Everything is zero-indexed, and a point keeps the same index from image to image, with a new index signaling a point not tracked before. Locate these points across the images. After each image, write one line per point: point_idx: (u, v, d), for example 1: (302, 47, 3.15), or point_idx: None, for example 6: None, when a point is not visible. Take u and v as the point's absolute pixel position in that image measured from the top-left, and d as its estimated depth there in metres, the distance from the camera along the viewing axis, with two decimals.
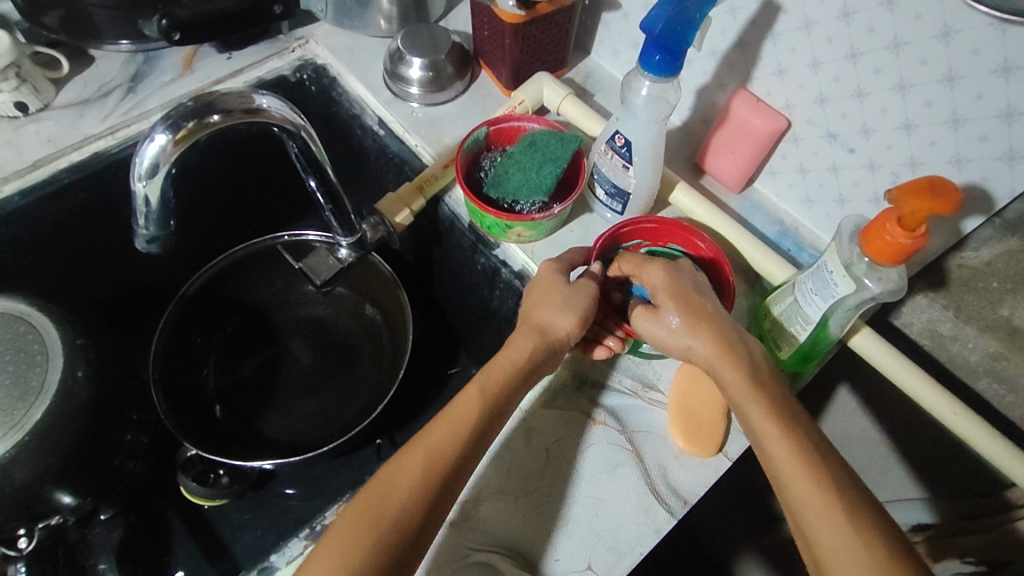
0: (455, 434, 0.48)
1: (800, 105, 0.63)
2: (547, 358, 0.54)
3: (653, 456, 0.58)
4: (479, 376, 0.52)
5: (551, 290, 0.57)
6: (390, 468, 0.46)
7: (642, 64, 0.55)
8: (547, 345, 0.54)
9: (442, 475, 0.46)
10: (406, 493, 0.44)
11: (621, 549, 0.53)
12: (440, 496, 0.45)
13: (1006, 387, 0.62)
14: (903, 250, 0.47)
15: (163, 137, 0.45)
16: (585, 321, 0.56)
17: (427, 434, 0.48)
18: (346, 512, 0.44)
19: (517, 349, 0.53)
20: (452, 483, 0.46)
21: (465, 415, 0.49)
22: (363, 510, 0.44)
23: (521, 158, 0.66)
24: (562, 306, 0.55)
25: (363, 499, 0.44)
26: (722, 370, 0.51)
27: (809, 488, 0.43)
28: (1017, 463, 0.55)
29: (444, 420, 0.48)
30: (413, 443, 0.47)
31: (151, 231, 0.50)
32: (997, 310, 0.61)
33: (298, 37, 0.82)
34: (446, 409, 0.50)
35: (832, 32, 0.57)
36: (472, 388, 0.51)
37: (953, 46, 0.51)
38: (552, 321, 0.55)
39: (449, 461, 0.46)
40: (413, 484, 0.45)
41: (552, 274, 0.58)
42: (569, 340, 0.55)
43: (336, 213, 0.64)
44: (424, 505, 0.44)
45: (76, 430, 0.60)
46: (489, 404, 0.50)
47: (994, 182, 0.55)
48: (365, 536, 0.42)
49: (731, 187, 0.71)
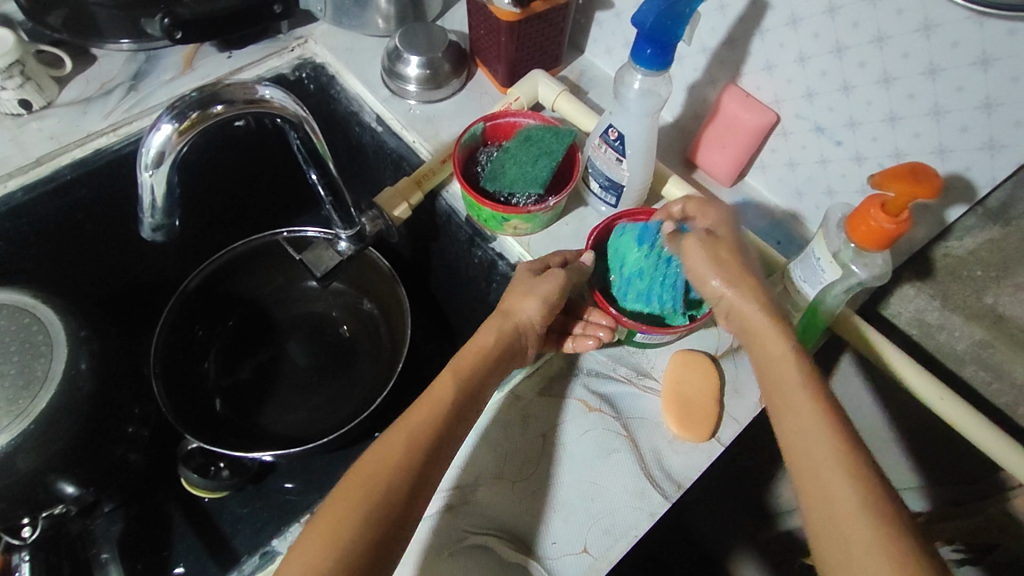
0: (430, 416, 0.49)
1: (788, 99, 0.64)
2: (511, 344, 0.56)
3: (648, 441, 0.59)
4: (452, 363, 0.54)
5: (519, 282, 0.59)
6: (375, 451, 0.47)
7: (634, 58, 0.57)
8: (512, 330, 0.57)
9: (422, 450, 0.47)
10: (391, 469, 0.46)
11: (616, 531, 0.54)
12: (425, 476, 0.47)
13: (991, 373, 0.64)
14: (887, 235, 0.49)
15: (168, 126, 0.46)
16: (551, 305, 0.57)
17: (403, 420, 0.49)
18: (335, 494, 0.45)
19: (484, 336, 0.56)
20: (433, 459, 0.48)
21: (439, 396, 0.51)
22: (353, 487, 0.45)
23: (517, 152, 0.67)
24: (527, 292, 0.58)
25: (350, 478, 0.46)
26: (755, 327, 0.51)
27: (831, 450, 0.43)
28: (1002, 445, 0.56)
29: (420, 405, 0.50)
30: (392, 427, 0.49)
31: (157, 219, 0.52)
32: (982, 298, 0.63)
33: (297, 36, 0.83)
34: (422, 395, 0.51)
35: (818, 28, 0.58)
36: (466, 371, 0.52)
37: (934, 38, 0.52)
38: (517, 307, 0.57)
39: (428, 438, 0.48)
40: (399, 458, 0.46)
41: (522, 272, 0.61)
42: (535, 326, 0.57)
43: (336, 206, 0.66)
44: (410, 483, 0.46)
45: (79, 419, 0.61)
46: (461, 387, 0.52)
47: (976, 171, 0.57)
48: (352, 513, 0.43)
49: (723, 181, 0.73)
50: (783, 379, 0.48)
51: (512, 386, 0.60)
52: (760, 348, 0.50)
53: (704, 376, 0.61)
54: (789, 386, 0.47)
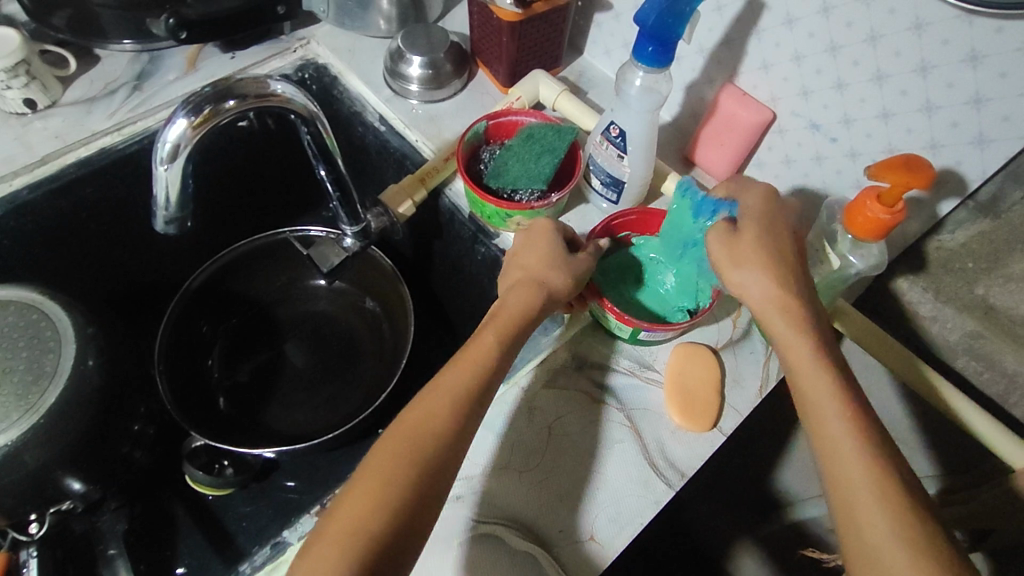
0: (475, 363, 0.51)
1: (784, 97, 0.66)
2: (541, 308, 0.57)
3: (652, 432, 0.60)
4: (490, 321, 0.55)
5: (545, 250, 0.60)
6: (417, 409, 0.48)
7: (636, 56, 0.58)
8: (544, 296, 0.57)
9: (468, 399, 0.49)
10: (440, 417, 0.47)
11: (621, 519, 0.55)
12: (470, 424, 0.48)
13: (984, 363, 0.66)
14: (883, 226, 0.50)
15: (183, 121, 0.47)
16: (577, 282, 0.59)
17: (443, 376, 0.50)
18: (382, 444, 0.46)
19: (518, 296, 0.56)
20: (477, 410, 0.49)
21: (481, 351, 0.52)
22: (405, 433, 0.46)
23: (520, 150, 0.69)
24: (560, 263, 0.59)
25: (394, 437, 0.46)
26: (792, 347, 0.49)
27: (875, 482, 0.41)
28: (996, 433, 0.58)
29: (464, 361, 0.51)
30: (434, 385, 0.50)
31: (172, 212, 0.52)
32: (973, 290, 0.65)
33: (300, 37, 0.84)
34: (462, 352, 0.52)
35: (812, 27, 0.60)
36: (487, 333, 0.54)
37: (925, 37, 0.54)
38: (548, 276, 0.58)
39: (469, 398, 0.49)
40: (446, 408, 0.48)
41: (549, 232, 0.61)
42: (563, 296, 0.58)
43: (344, 202, 0.67)
44: (450, 442, 0.46)
45: (87, 415, 0.61)
46: (502, 342, 0.53)
47: (966, 165, 0.58)
48: (402, 468, 0.44)
49: (720, 178, 0.75)
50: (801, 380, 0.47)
51: (517, 378, 0.61)
52: (797, 370, 0.48)
53: (707, 367, 0.62)
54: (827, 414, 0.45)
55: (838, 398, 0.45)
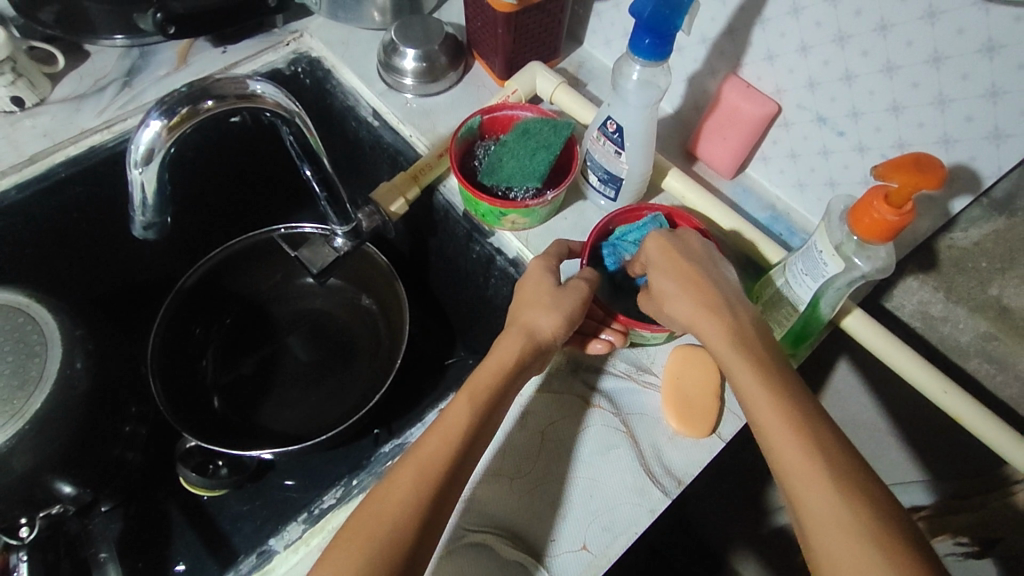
0: (443, 448, 0.47)
1: (790, 89, 0.63)
2: (533, 359, 0.54)
3: (648, 438, 0.58)
4: (467, 385, 0.52)
5: (540, 288, 0.57)
6: (384, 487, 0.46)
7: (633, 49, 0.56)
8: (536, 346, 0.55)
9: (435, 481, 0.46)
10: (393, 518, 0.44)
11: (616, 527, 0.54)
12: (437, 511, 0.45)
13: (996, 367, 0.63)
14: (891, 227, 0.47)
15: (157, 123, 0.46)
16: (572, 320, 0.56)
17: (419, 449, 0.47)
18: (343, 534, 0.44)
19: (505, 352, 0.54)
20: (447, 492, 0.46)
21: (455, 422, 0.49)
22: (361, 531, 0.43)
23: (514, 146, 0.67)
24: (550, 305, 0.55)
25: (354, 522, 0.44)
26: (778, 437, 0.44)
27: (786, 438, 0.44)
28: (1012, 444, 0.55)
29: (434, 437, 0.48)
30: (404, 462, 0.47)
31: (149, 217, 0.51)
32: (986, 290, 0.61)
33: (292, 30, 0.82)
34: (437, 423, 0.49)
35: (820, 17, 0.57)
36: (461, 399, 0.51)
37: (938, 26, 0.51)
38: (536, 322, 0.55)
39: (442, 480, 0.46)
40: (403, 506, 0.44)
41: (542, 272, 0.58)
42: (556, 340, 0.55)
43: (332, 203, 0.65)
44: (417, 532, 0.43)
45: (74, 419, 0.60)
46: (477, 413, 0.50)
47: (980, 161, 0.56)
48: (360, 561, 0.42)
49: (724, 173, 0.72)
50: (735, 368, 0.49)
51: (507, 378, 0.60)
52: (779, 465, 0.44)
53: (705, 368, 0.60)
54: (826, 530, 0.40)
55: (771, 402, 0.46)
